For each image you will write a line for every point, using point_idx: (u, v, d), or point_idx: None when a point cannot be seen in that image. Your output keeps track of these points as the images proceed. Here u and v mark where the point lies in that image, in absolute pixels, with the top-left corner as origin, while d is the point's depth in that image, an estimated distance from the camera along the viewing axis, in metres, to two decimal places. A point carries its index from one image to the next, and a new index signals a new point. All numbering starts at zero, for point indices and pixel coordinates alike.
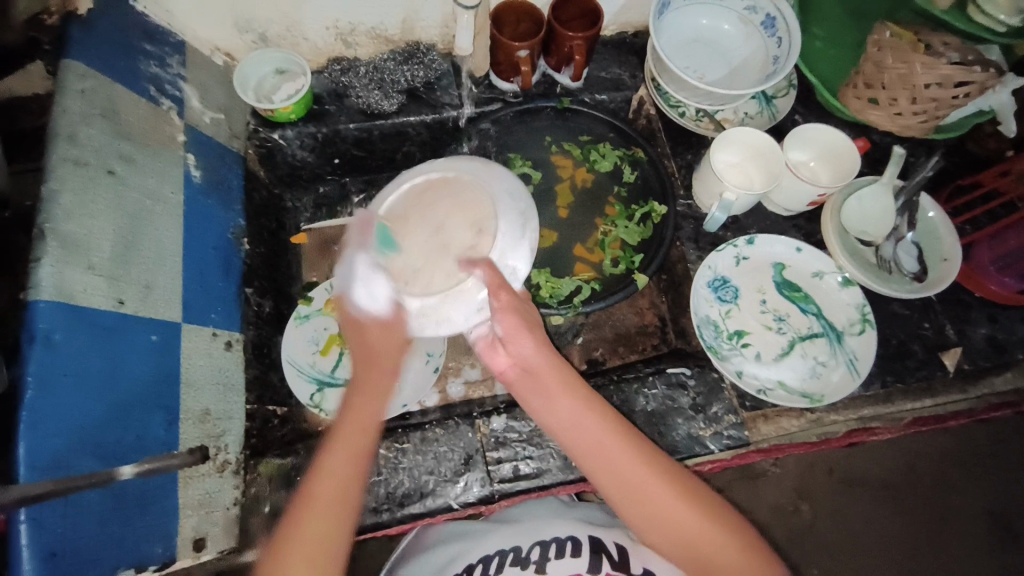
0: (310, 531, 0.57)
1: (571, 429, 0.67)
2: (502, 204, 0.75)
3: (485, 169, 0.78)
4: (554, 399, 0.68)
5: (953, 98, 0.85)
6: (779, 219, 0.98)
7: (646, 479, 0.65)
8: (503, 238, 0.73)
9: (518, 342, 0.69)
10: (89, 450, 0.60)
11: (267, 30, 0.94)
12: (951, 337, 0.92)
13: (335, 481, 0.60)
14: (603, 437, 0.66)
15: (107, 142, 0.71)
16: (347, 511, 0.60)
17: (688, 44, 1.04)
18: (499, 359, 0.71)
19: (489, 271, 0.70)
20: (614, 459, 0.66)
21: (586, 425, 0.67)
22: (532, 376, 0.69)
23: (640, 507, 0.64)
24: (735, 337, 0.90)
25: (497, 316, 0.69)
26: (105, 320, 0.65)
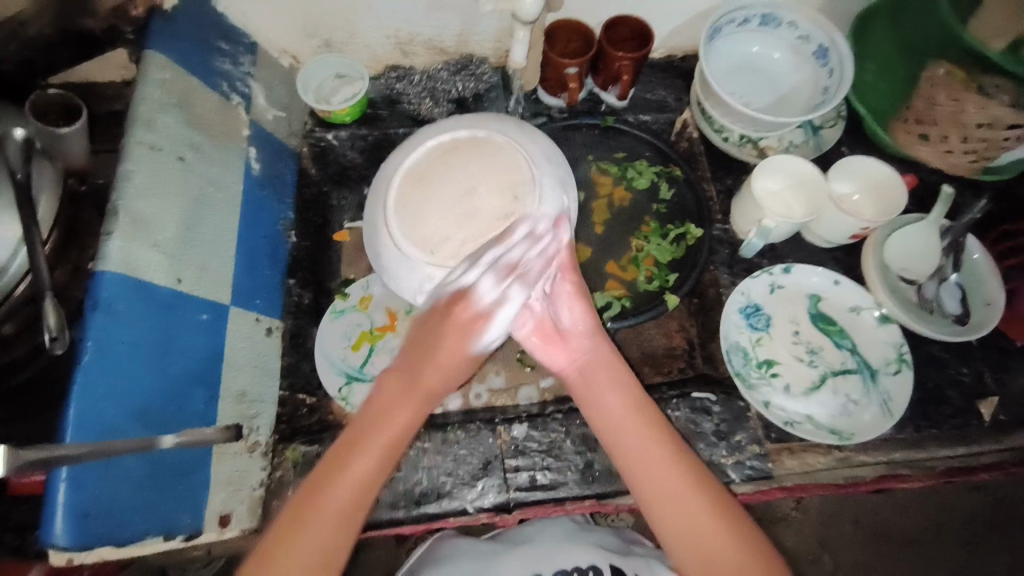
0: (327, 517, 0.63)
1: (619, 432, 0.70)
2: (540, 169, 0.70)
3: (523, 132, 0.73)
4: (606, 394, 0.72)
5: (1004, 140, 0.85)
6: (817, 251, 0.97)
7: (676, 486, 0.67)
8: (545, 191, 0.69)
9: (578, 338, 0.74)
10: (135, 417, 0.64)
11: (332, 36, 1.00)
12: (989, 386, 0.89)
13: (355, 480, 0.64)
14: (641, 443, 0.69)
15: (180, 130, 0.76)
16: (365, 500, 0.64)
17: (737, 69, 1.04)
18: (559, 355, 0.74)
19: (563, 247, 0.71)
20: (650, 464, 0.68)
21: (628, 431, 0.70)
22: (586, 375, 0.74)
23: (669, 513, 0.66)
24: (765, 365, 0.89)
25: (567, 305, 0.74)
26: (162, 295, 0.69)
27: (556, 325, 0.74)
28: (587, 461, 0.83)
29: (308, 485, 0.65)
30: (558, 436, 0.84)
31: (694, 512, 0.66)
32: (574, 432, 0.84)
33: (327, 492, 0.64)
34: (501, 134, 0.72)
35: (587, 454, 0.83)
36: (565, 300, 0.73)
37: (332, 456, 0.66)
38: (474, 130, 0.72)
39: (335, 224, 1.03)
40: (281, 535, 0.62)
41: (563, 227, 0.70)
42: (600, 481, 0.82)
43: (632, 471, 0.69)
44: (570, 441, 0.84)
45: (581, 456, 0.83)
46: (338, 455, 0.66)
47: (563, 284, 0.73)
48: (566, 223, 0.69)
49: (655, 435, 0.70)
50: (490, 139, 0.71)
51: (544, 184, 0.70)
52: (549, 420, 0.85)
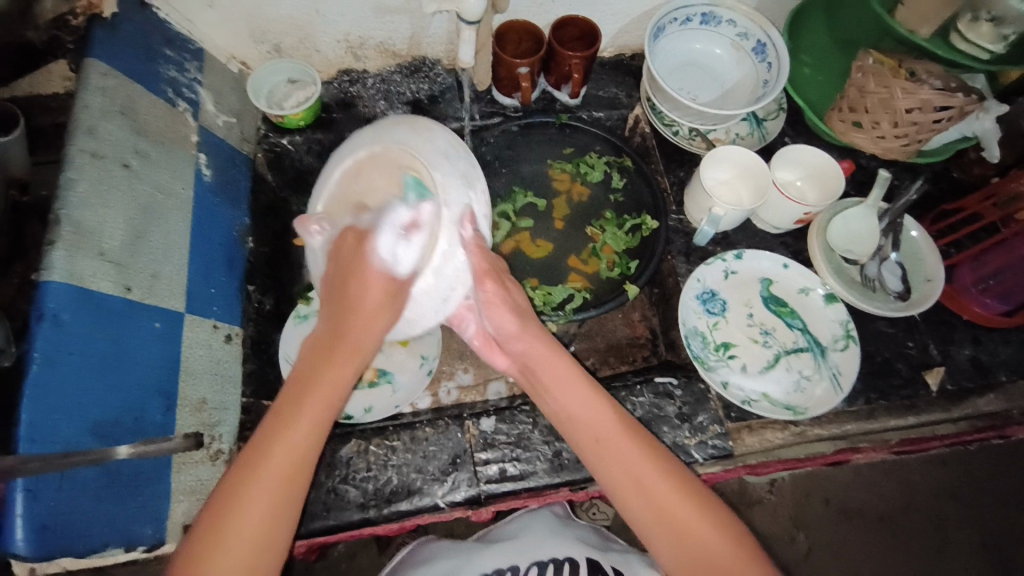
0: (264, 501, 0.59)
1: (590, 426, 0.71)
2: (442, 170, 0.69)
3: (416, 132, 0.71)
4: (563, 398, 0.72)
5: (934, 123, 0.88)
6: (767, 237, 1.01)
7: (646, 475, 0.68)
8: (450, 197, 0.69)
9: (512, 342, 0.74)
10: (89, 429, 0.62)
11: (282, 41, 0.99)
12: (934, 356, 0.93)
13: (293, 447, 0.61)
14: (612, 440, 0.69)
15: (124, 137, 0.74)
16: (303, 482, 0.62)
17: (683, 66, 1.08)
18: (500, 356, 0.78)
19: (482, 257, 0.71)
20: (621, 459, 0.68)
21: (594, 426, 0.71)
22: (529, 371, 0.75)
23: (642, 504, 0.67)
24: (722, 348, 0.92)
25: (489, 312, 0.73)
26: (111, 304, 0.67)
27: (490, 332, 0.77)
28: (555, 450, 0.84)
29: (242, 468, 0.60)
30: (525, 427, 0.85)
31: (667, 499, 0.66)
32: (541, 423, 0.86)
33: (261, 472, 0.60)
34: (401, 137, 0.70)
35: (555, 443, 0.84)
36: (487, 307, 0.72)
37: (263, 431, 0.62)
38: (380, 136, 0.70)
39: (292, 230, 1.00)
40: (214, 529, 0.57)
41: (470, 227, 0.70)
42: (569, 468, 0.83)
43: (598, 464, 0.70)
44: (538, 432, 0.85)
45: (549, 445, 0.84)
46: (269, 429, 0.62)
47: (483, 288, 0.71)
48: (474, 221, 0.70)
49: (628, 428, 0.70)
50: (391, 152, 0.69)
51: (448, 183, 0.69)
52: (515, 412, 0.86)
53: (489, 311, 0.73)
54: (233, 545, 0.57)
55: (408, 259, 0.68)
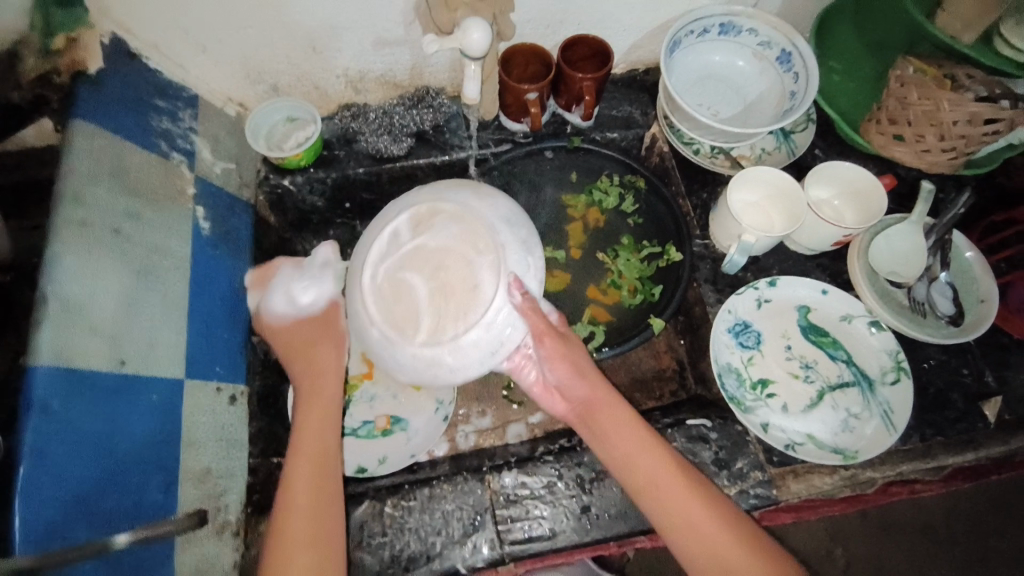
0: (298, 532, 0.63)
1: (628, 464, 0.69)
2: (504, 235, 0.69)
3: (479, 198, 0.71)
4: (607, 434, 0.71)
5: (982, 136, 0.81)
6: (801, 259, 0.94)
7: (693, 517, 0.65)
8: (509, 255, 0.68)
9: (573, 387, 0.75)
10: (84, 520, 0.58)
11: (279, 80, 0.96)
12: (991, 385, 0.85)
13: (304, 484, 0.66)
14: (656, 474, 0.68)
15: (115, 199, 0.71)
16: (326, 501, 0.66)
17: (702, 80, 1.01)
18: (558, 402, 0.78)
19: (538, 320, 0.69)
20: (669, 498, 0.66)
21: (641, 462, 0.69)
22: (588, 416, 0.74)
23: (692, 541, 0.64)
24: (759, 386, 0.85)
25: (551, 366, 0.74)
26: (104, 381, 0.63)
27: (551, 380, 0.77)
28: (583, 506, 0.78)
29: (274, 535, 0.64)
30: (551, 479, 0.80)
31: (716, 540, 0.63)
32: (567, 474, 0.80)
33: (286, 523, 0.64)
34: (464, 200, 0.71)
35: (583, 497, 0.78)
36: (549, 361, 0.74)
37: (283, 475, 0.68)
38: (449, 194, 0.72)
39: None
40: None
41: (518, 293, 0.67)
42: (599, 525, 0.77)
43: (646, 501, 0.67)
44: (563, 484, 0.79)
45: (576, 500, 0.78)
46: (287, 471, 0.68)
47: (543, 345, 0.72)
48: (522, 286, 0.67)
49: (671, 466, 0.68)
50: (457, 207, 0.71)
51: (508, 248, 0.69)
52: (539, 464, 0.80)
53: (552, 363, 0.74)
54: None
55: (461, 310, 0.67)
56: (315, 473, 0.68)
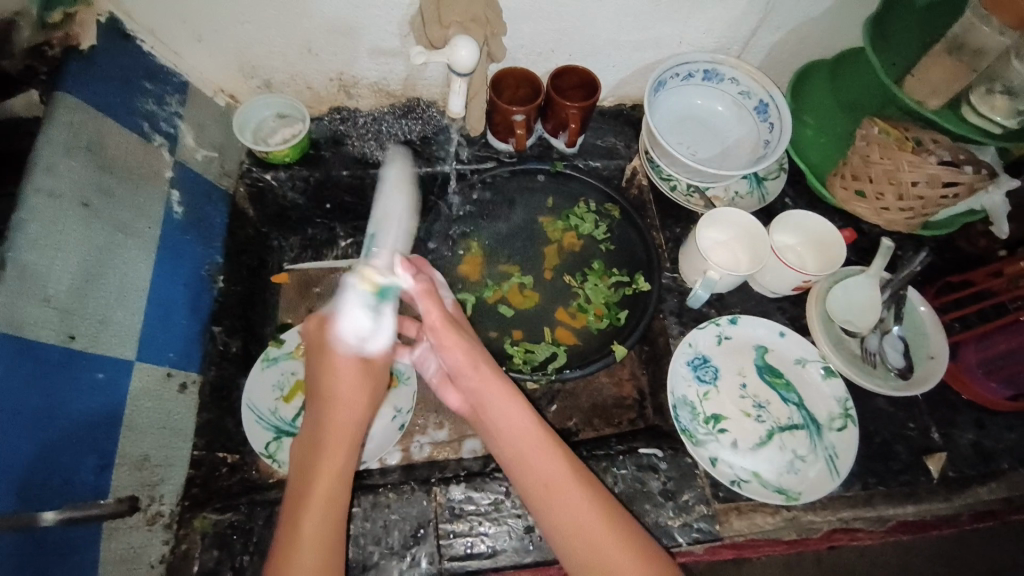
0: (310, 540, 0.62)
1: (520, 461, 0.70)
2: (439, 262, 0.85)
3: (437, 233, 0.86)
4: (513, 411, 0.71)
5: (941, 198, 0.85)
6: (763, 301, 0.96)
7: (594, 532, 0.64)
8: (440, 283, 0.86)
9: (466, 376, 0.74)
10: (11, 491, 0.56)
11: (272, 76, 0.97)
12: (936, 441, 0.88)
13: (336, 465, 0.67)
14: (550, 476, 0.68)
15: (89, 174, 0.71)
16: (344, 482, 0.67)
17: (682, 120, 1.05)
18: (452, 394, 0.80)
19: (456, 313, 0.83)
20: (561, 504, 0.66)
21: (540, 467, 0.68)
22: (479, 408, 0.74)
23: (583, 550, 0.64)
24: (712, 421, 0.86)
25: (443, 352, 0.75)
26: (50, 355, 0.62)
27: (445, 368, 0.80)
28: (527, 526, 0.78)
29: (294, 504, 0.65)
30: (498, 496, 0.79)
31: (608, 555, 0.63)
32: (515, 493, 0.80)
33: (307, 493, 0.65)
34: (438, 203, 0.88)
35: (528, 518, 0.78)
36: (445, 350, 0.75)
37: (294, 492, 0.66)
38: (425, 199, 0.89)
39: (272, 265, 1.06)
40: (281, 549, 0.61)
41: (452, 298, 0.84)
42: (541, 547, 0.77)
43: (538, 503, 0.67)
44: (510, 503, 0.79)
45: (520, 520, 0.78)
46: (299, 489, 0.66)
47: (440, 336, 0.76)
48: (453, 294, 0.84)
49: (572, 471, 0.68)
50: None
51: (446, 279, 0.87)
52: (488, 480, 0.80)
53: (442, 351, 0.74)
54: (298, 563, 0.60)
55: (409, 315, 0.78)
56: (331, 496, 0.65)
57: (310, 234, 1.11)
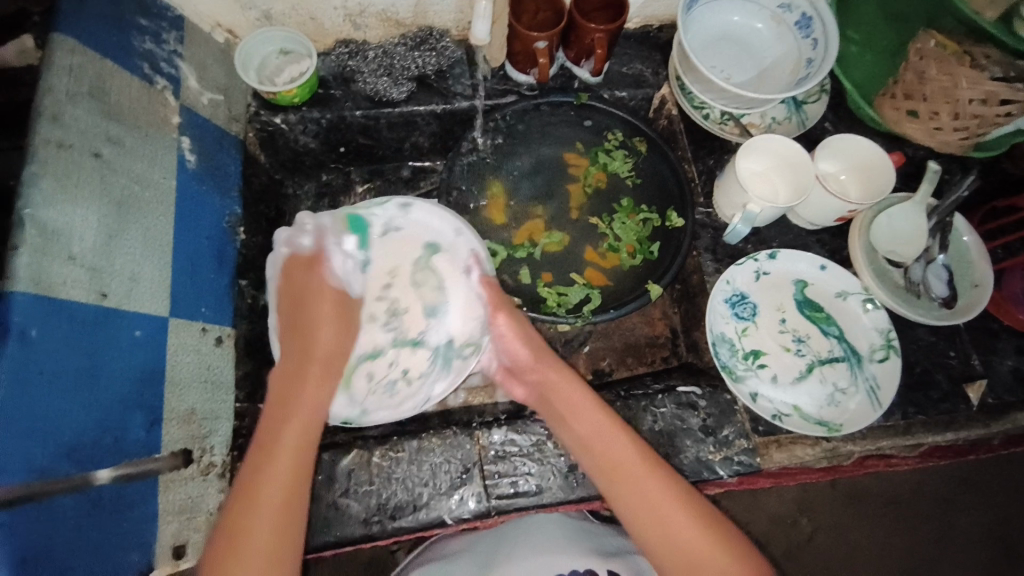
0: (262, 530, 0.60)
1: (575, 419, 0.74)
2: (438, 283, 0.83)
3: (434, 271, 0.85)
4: (573, 398, 0.75)
5: (996, 117, 0.79)
6: (803, 233, 0.93)
7: (649, 489, 0.68)
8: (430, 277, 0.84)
9: (515, 343, 0.80)
10: (65, 453, 0.56)
11: (272, 7, 0.89)
12: (977, 368, 0.87)
13: (288, 441, 0.66)
14: (599, 428, 0.72)
15: (95, 122, 0.66)
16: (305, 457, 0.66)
17: (717, 41, 0.98)
18: (517, 387, 0.82)
19: (490, 289, 0.81)
20: (617, 465, 0.70)
21: (586, 420, 0.73)
22: (547, 397, 0.77)
23: (631, 498, 0.68)
24: (752, 356, 0.85)
25: (508, 341, 0.80)
26: (84, 314, 0.60)
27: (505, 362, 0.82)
28: (571, 465, 0.78)
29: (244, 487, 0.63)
30: (540, 437, 0.80)
31: (670, 512, 0.66)
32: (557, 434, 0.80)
33: (253, 487, 0.62)
34: (393, 207, 0.84)
35: (571, 456, 0.79)
36: (501, 337, 0.80)
37: (245, 477, 0.64)
38: (379, 213, 0.83)
39: (289, 214, 1.01)
40: (228, 541, 0.60)
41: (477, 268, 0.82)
42: (585, 484, 0.78)
43: (589, 449, 0.72)
44: (552, 443, 0.80)
45: (564, 459, 0.79)
46: (250, 473, 0.63)
47: (496, 320, 0.80)
48: (479, 262, 0.82)
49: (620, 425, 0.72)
50: (386, 216, 0.84)
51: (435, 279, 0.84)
52: (529, 422, 0.81)
53: (504, 341, 0.80)
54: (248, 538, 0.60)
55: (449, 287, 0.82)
56: (277, 502, 0.62)
57: (325, 180, 1.07)
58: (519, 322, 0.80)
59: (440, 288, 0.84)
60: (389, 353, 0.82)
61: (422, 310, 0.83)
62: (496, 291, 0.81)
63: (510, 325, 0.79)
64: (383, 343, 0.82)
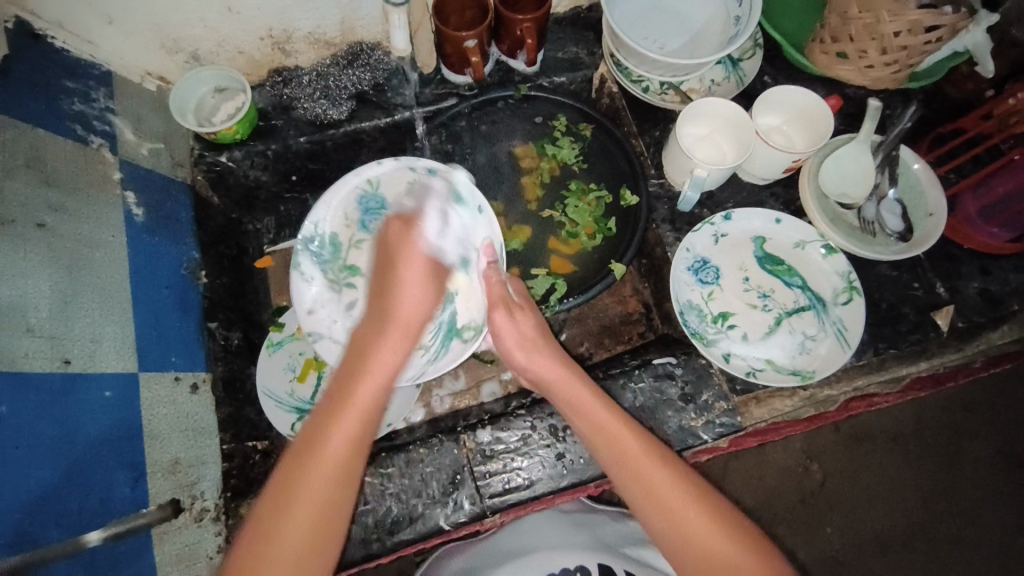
0: (289, 545, 0.58)
1: (584, 412, 0.71)
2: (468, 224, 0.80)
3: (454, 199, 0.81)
4: (575, 387, 0.73)
5: (925, 45, 0.80)
6: (755, 190, 0.94)
7: (657, 477, 0.66)
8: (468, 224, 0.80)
9: (523, 321, 0.77)
10: (53, 520, 0.58)
11: (199, 47, 0.89)
12: (943, 295, 0.88)
13: (338, 448, 0.61)
14: (607, 423, 0.70)
15: (34, 192, 0.67)
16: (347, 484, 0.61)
17: (645, 13, 0.98)
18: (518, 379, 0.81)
19: (492, 285, 0.78)
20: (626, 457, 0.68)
21: (600, 415, 0.71)
22: (539, 384, 0.76)
23: (638, 488, 0.67)
24: (720, 319, 0.87)
25: (506, 339, 0.76)
26: (51, 384, 0.61)
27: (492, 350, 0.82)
28: (558, 453, 0.80)
29: (281, 489, 0.60)
30: (525, 432, 0.81)
31: (675, 502, 0.65)
32: (540, 425, 0.81)
33: (299, 481, 0.60)
34: (422, 171, 0.84)
35: (556, 445, 0.80)
36: (497, 332, 0.77)
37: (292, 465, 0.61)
38: (388, 175, 0.84)
39: (253, 250, 1.02)
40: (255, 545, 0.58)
41: (487, 258, 0.79)
42: (574, 470, 0.79)
43: (596, 443, 0.70)
44: (537, 435, 0.81)
45: (550, 448, 0.80)
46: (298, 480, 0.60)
47: (494, 318, 0.76)
48: (491, 252, 0.79)
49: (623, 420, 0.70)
50: (412, 176, 0.84)
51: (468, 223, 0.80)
52: (512, 419, 0.82)
53: (498, 334, 0.77)
54: (290, 534, 0.58)
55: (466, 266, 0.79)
56: (320, 502, 0.60)
57: (284, 211, 1.07)
58: (522, 323, 0.76)
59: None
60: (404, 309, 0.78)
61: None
62: (502, 289, 0.77)
63: (506, 323, 0.76)
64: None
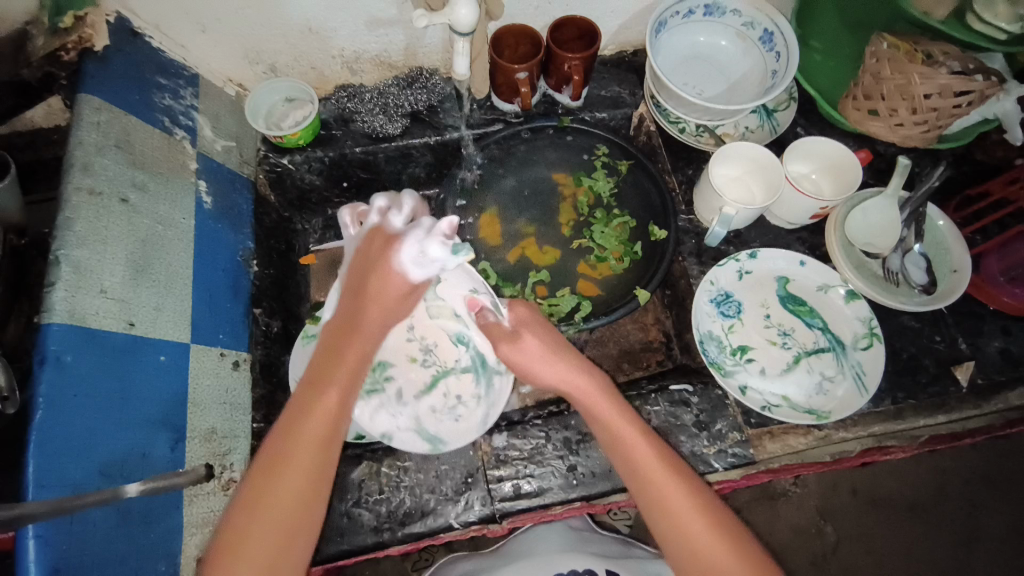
0: (275, 513, 0.62)
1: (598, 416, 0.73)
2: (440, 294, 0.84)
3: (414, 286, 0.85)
4: (593, 395, 0.73)
5: (954, 108, 0.84)
6: (782, 232, 0.97)
7: (665, 487, 0.67)
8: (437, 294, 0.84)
9: (529, 339, 0.74)
10: (96, 468, 0.62)
11: (277, 61, 0.99)
12: (964, 351, 0.89)
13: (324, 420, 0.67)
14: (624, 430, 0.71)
15: (121, 171, 0.75)
16: (322, 472, 0.66)
17: (687, 60, 1.05)
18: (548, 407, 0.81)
19: (495, 323, 0.77)
20: (638, 463, 0.69)
21: (612, 420, 0.72)
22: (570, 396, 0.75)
23: (647, 495, 0.68)
24: (739, 352, 0.89)
25: (545, 362, 0.74)
26: (114, 342, 0.67)
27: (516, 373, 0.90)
28: (570, 465, 0.82)
29: (274, 449, 0.65)
30: (539, 441, 0.84)
31: (684, 512, 0.66)
32: (555, 437, 0.84)
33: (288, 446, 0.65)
34: None
35: (569, 457, 0.83)
36: (535, 364, 0.75)
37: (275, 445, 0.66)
38: None
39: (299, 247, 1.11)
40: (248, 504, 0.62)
41: (478, 303, 0.80)
42: (584, 483, 0.81)
43: (609, 446, 0.72)
44: (551, 446, 0.83)
45: (563, 460, 0.82)
46: (277, 452, 0.65)
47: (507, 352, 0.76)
48: (477, 300, 0.80)
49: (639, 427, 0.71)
50: None
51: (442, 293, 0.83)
52: (528, 427, 0.84)
53: (516, 353, 0.75)
54: (274, 506, 0.63)
55: (461, 336, 0.86)
56: (310, 467, 0.65)
57: (330, 214, 1.16)
58: (524, 343, 0.74)
59: (455, 316, 0.85)
60: (438, 385, 0.85)
61: (451, 341, 0.86)
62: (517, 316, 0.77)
63: (535, 347, 0.74)
64: (428, 379, 0.85)
